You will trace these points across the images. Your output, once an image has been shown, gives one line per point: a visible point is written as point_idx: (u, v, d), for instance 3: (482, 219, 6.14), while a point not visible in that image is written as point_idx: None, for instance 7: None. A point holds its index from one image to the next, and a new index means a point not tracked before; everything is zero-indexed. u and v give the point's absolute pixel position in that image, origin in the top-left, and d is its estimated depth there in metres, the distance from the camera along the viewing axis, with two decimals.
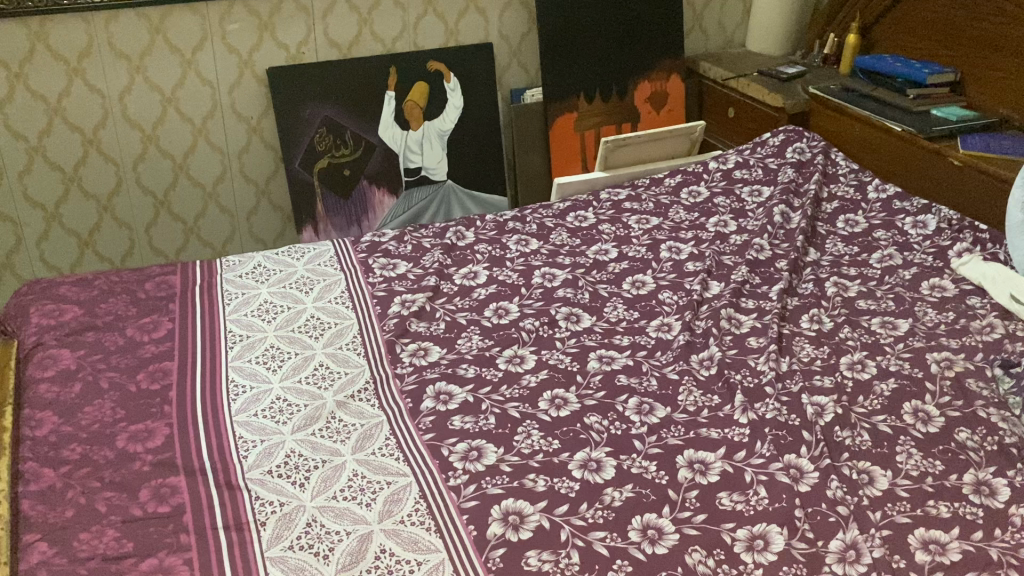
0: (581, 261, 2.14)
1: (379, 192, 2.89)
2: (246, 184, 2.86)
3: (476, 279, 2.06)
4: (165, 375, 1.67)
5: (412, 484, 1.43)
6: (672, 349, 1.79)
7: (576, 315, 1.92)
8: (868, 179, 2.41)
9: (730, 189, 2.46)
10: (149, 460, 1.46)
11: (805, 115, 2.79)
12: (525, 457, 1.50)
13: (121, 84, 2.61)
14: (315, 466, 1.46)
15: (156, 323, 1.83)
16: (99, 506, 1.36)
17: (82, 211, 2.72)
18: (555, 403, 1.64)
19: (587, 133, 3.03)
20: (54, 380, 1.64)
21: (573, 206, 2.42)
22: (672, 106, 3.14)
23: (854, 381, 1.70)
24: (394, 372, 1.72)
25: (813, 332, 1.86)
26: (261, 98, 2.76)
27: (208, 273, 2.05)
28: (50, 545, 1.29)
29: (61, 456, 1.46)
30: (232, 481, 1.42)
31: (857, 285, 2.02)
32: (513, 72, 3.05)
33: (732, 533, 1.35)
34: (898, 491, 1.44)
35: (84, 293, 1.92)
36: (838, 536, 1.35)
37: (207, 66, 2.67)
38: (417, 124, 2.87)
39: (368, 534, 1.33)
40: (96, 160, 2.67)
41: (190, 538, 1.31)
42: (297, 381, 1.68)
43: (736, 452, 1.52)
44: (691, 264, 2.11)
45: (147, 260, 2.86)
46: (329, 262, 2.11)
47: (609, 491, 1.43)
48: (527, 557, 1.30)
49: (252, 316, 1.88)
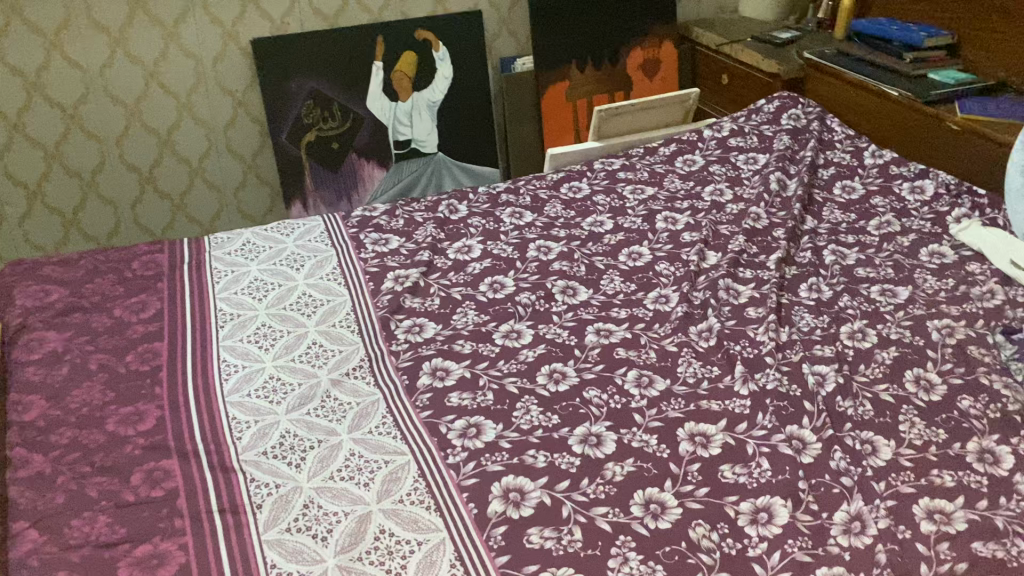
0: (576, 234, 2.11)
1: (368, 165, 2.84)
2: (232, 159, 2.80)
3: (470, 253, 2.03)
4: (154, 356, 1.63)
5: (410, 463, 1.40)
6: (670, 321, 1.77)
7: (572, 288, 1.89)
8: (864, 145, 2.38)
9: (725, 156, 2.42)
10: (141, 443, 1.43)
11: (800, 81, 2.75)
12: (525, 433, 1.48)
13: (102, 58, 2.54)
14: (311, 446, 1.43)
15: (144, 303, 1.79)
16: (91, 491, 1.33)
17: (65, 190, 2.66)
18: (553, 377, 1.62)
19: (579, 102, 2.98)
20: (41, 363, 1.60)
21: (566, 176, 2.39)
22: (665, 73, 3.09)
23: (855, 350, 1.68)
24: (389, 349, 1.69)
25: (812, 301, 1.83)
26: (246, 71, 2.70)
27: (196, 251, 2.00)
28: (41, 533, 1.26)
29: (51, 441, 1.43)
30: (227, 463, 1.40)
31: (855, 252, 2.00)
32: (503, 40, 3.00)
33: (736, 507, 1.34)
34: (902, 461, 1.42)
35: (69, 273, 1.88)
36: (843, 507, 1.34)
37: (190, 39, 2.60)
38: (405, 95, 2.82)
39: (366, 515, 1.30)
40: (78, 137, 2.61)
41: (185, 522, 1.28)
42: (290, 359, 1.65)
43: (737, 424, 1.50)
44: (688, 234, 2.08)
45: (134, 239, 2.80)
46: (320, 238, 2.07)
47: (610, 466, 1.41)
48: (529, 535, 1.28)
49: (243, 294, 1.84)
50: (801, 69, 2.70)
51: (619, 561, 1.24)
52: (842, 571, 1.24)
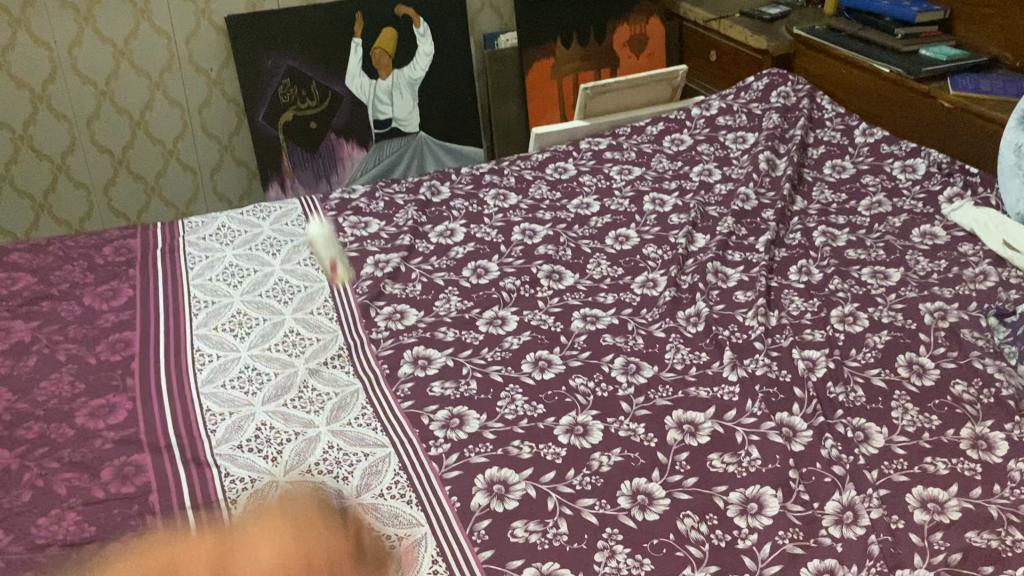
0: (562, 216, 2.06)
1: (348, 145, 2.77)
2: (208, 139, 2.73)
3: (453, 237, 1.97)
4: (125, 345, 1.58)
5: (390, 455, 1.36)
6: (658, 306, 1.73)
7: (558, 273, 1.85)
8: (854, 123, 2.33)
9: (713, 136, 2.37)
10: (111, 437, 1.38)
11: (789, 58, 2.70)
12: (509, 423, 1.44)
13: (70, 35, 2.46)
14: (288, 439, 1.39)
15: (115, 290, 1.73)
16: (58, 488, 1.28)
17: (35, 171, 2.58)
18: (538, 365, 1.57)
19: (564, 80, 2.92)
20: (8, 354, 1.55)
21: (552, 157, 2.33)
22: (651, 50, 3.03)
23: (846, 334, 1.65)
24: (369, 337, 1.64)
25: (802, 284, 1.80)
26: (221, 48, 2.63)
27: (169, 235, 1.94)
28: (5, 533, 1.21)
29: (17, 435, 1.38)
30: (200, 457, 1.35)
31: (846, 234, 1.96)
32: (486, 16, 2.93)
33: (725, 497, 1.30)
34: (895, 448, 1.39)
35: (37, 260, 1.82)
36: (834, 497, 1.31)
37: (161, 16, 2.53)
38: (385, 72, 2.75)
39: (345, 510, 1.26)
40: (47, 118, 2.53)
41: (156, 519, 1.24)
42: (267, 348, 1.60)
43: (726, 412, 1.46)
44: (675, 216, 2.04)
45: (108, 222, 2.72)
46: (298, 221, 2.01)
47: (597, 456, 1.37)
48: (514, 528, 1.24)
49: (217, 281, 1.78)
50: (790, 46, 2.64)
51: (606, 555, 1.21)
52: (834, 564, 1.21)
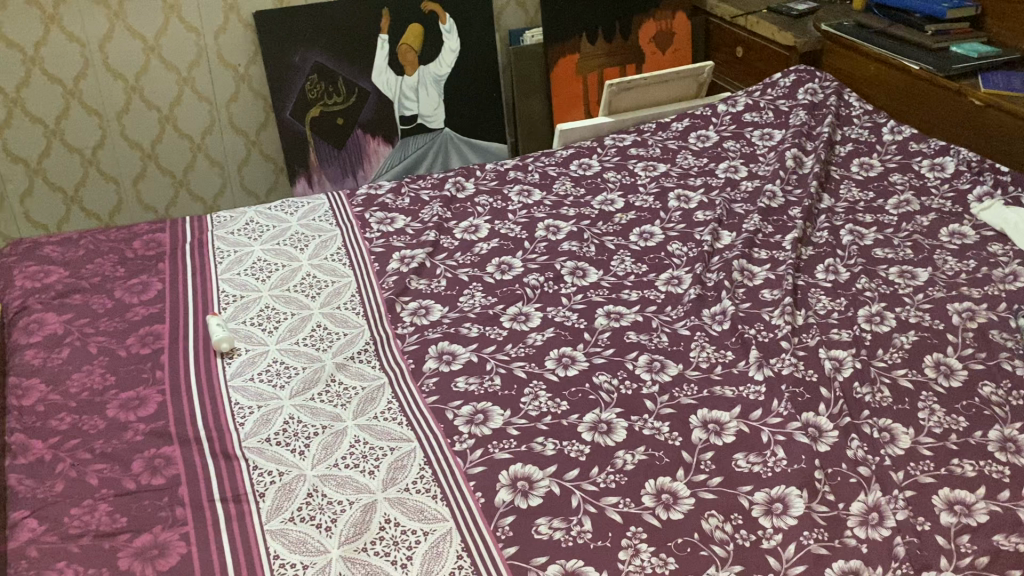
0: (586, 212, 2.06)
1: (374, 141, 2.78)
2: (235, 134, 2.75)
3: (477, 233, 1.98)
4: (156, 339, 1.60)
5: (416, 450, 1.37)
6: (683, 303, 1.73)
7: (582, 269, 1.85)
8: (882, 120, 2.31)
9: (740, 132, 2.36)
10: (141, 429, 1.40)
11: (816, 54, 2.67)
12: (532, 420, 1.44)
13: (101, 31, 2.49)
14: (316, 433, 1.41)
15: (145, 284, 1.75)
16: (91, 479, 1.31)
17: (66, 166, 2.61)
18: (562, 361, 1.58)
19: (589, 76, 2.91)
20: (42, 346, 1.57)
21: (576, 153, 2.33)
22: (677, 46, 3.01)
23: (873, 334, 1.64)
24: (395, 332, 1.66)
25: (829, 283, 1.79)
26: (249, 44, 2.65)
27: (198, 229, 1.97)
28: (40, 522, 1.23)
29: (50, 426, 1.40)
30: (229, 450, 1.37)
31: (873, 233, 1.94)
32: (511, 12, 2.93)
33: (750, 497, 1.30)
34: (921, 450, 1.38)
35: (68, 253, 1.84)
36: (860, 498, 1.30)
37: (190, 11, 2.55)
38: (411, 68, 2.76)
39: (371, 504, 1.27)
40: (78, 112, 2.56)
41: (186, 511, 1.26)
42: (294, 342, 1.62)
43: (752, 411, 1.46)
44: (701, 213, 2.03)
45: (137, 216, 2.75)
46: (324, 217, 2.03)
47: (621, 454, 1.37)
48: (537, 525, 1.25)
49: (245, 276, 1.80)
50: (818, 43, 2.61)
51: (630, 554, 1.21)
52: (859, 565, 1.21)
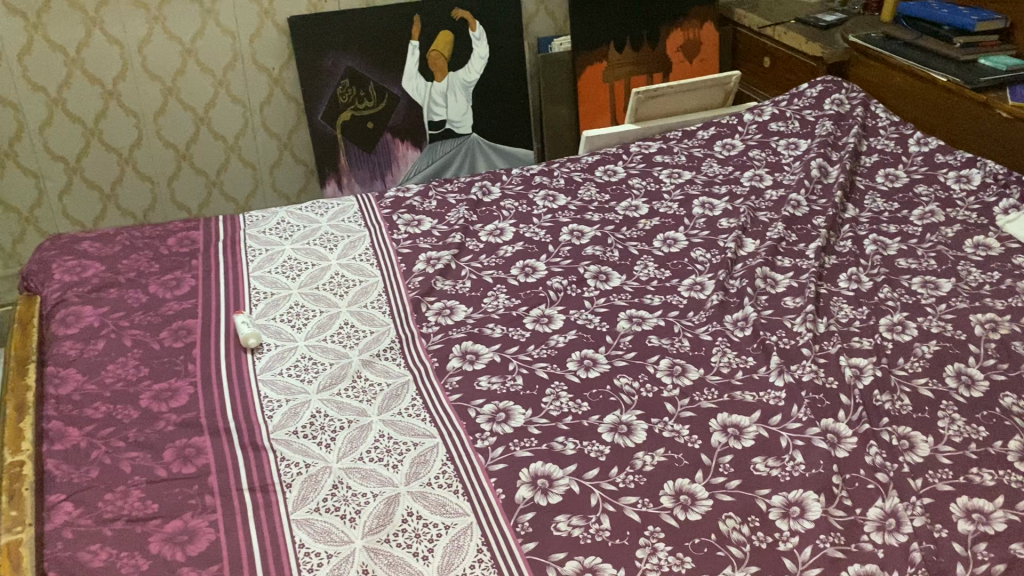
0: (610, 218, 2.08)
1: (403, 145, 2.82)
2: (267, 136, 2.80)
3: (502, 236, 2.01)
4: (188, 333, 1.64)
5: (438, 446, 1.40)
6: (705, 309, 1.74)
7: (605, 273, 1.87)
8: (909, 132, 2.31)
9: (765, 141, 2.37)
10: (173, 420, 1.44)
11: (844, 65, 2.68)
12: (553, 419, 1.47)
13: (141, 34, 2.53)
14: (341, 427, 1.44)
15: (178, 280, 1.80)
16: (124, 466, 1.35)
17: (103, 165, 2.66)
18: (584, 364, 1.60)
19: (616, 84, 2.94)
20: (78, 338, 1.62)
21: (602, 160, 2.35)
22: (705, 55, 3.03)
23: (894, 343, 1.64)
24: (420, 331, 1.69)
25: (851, 291, 1.80)
26: (283, 48, 2.70)
27: (231, 228, 2.01)
28: (75, 506, 1.27)
29: (85, 415, 1.45)
30: (257, 442, 1.40)
31: (897, 243, 1.95)
32: (540, 20, 2.96)
33: (767, 500, 1.32)
34: (940, 458, 1.39)
35: (105, 249, 1.89)
36: (877, 503, 1.31)
37: (227, 16, 2.59)
38: (441, 74, 2.80)
39: (394, 497, 1.30)
40: (116, 113, 2.61)
41: (216, 499, 1.30)
42: (322, 339, 1.65)
43: (772, 416, 1.47)
44: (725, 220, 2.05)
45: (170, 214, 2.80)
46: (353, 218, 2.07)
47: (640, 455, 1.39)
48: (557, 522, 1.27)
49: (276, 274, 1.84)
50: (845, 54, 2.62)
51: (647, 552, 1.23)
52: (874, 569, 1.22)
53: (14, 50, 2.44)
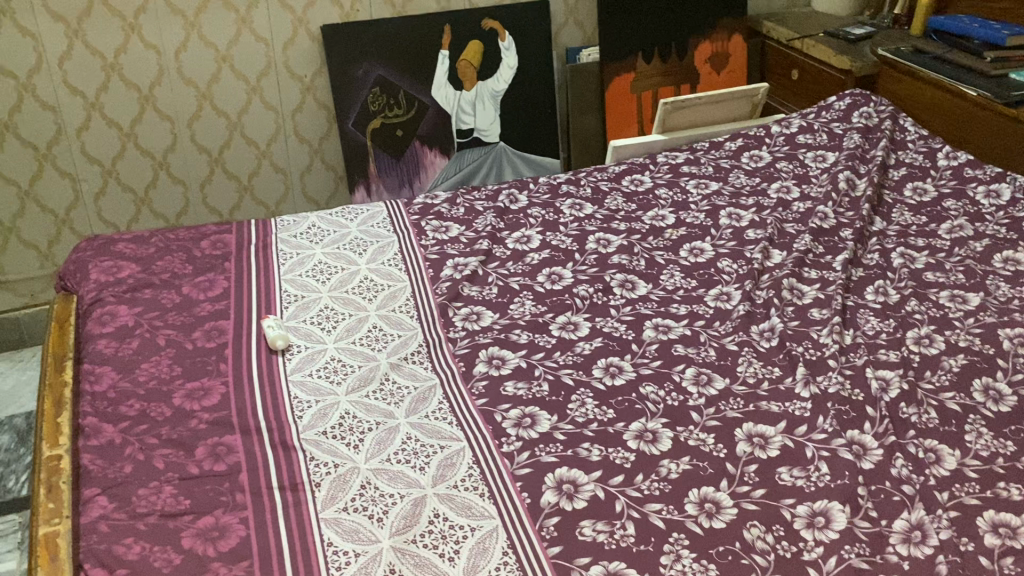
0: (637, 227, 2.09)
1: (431, 153, 2.85)
2: (299, 143, 2.84)
3: (529, 243, 2.03)
4: (220, 333, 1.67)
5: (465, 449, 1.42)
6: (731, 319, 1.75)
7: (631, 282, 1.88)
8: (937, 146, 2.31)
9: (793, 153, 2.38)
10: (205, 418, 1.47)
11: (872, 79, 2.68)
12: (579, 425, 1.48)
13: (177, 40, 2.58)
14: (369, 428, 1.46)
15: (211, 282, 1.83)
16: (157, 462, 1.37)
17: (138, 168, 2.71)
18: (609, 371, 1.61)
19: (644, 95, 2.95)
20: (113, 336, 1.65)
21: (629, 169, 2.36)
22: (733, 67, 3.04)
23: (921, 356, 1.64)
24: (447, 336, 1.71)
25: (878, 304, 1.79)
26: (316, 56, 2.74)
27: (262, 232, 2.04)
28: (110, 500, 1.30)
29: (120, 412, 1.48)
30: (287, 441, 1.42)
31: (925, 256, 1.95)
32: (569, 30, 2.97)
33: (792, 510, 1.32)
34: (967, 472, 1.39)
35: (140, 250, 1.93)
36: (903, 516, 1.31)
37: (261, 23, 2.64)
38: (470, 84, 2.83)
39: (421, 498, 1.32)
40: (152, 117, 2.66)
41: (246, 497, 1.32)
42: (351, 342, 1.68)
43: (797, 427, 1.47)
44: (752, 231, 2.05)
45: (202, 218, 2.84)
46: (382, 224, 2.10)
47: (665, 463, 1.40)
48: (582, 527, 1.28)
49: (307, 277, 1.87)
50: (874, 67, 2.62)
51: (672, 559, 1.24)
52: None
53: (54, 55, 2.49)
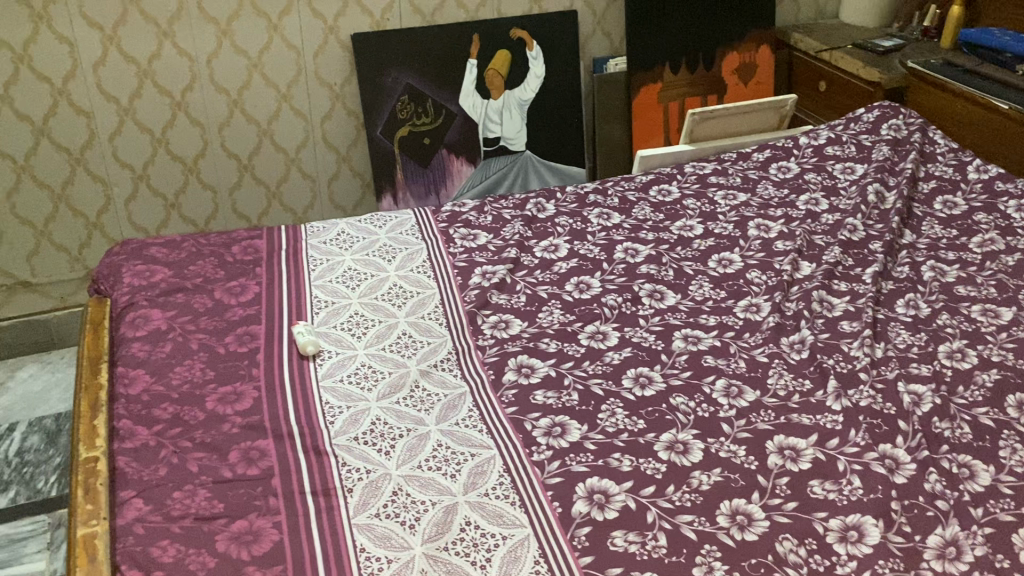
0: (665, 237, 2.09)
1: (458, 161, 2.86)
2: (327, 150, 2.86)
3: (557, 252, 2.03)
4: (252, 338, 1.69)
5: (496, 457, 1.42)
6: (761, 331, 1.74)
7: (659, 292, 1.88)
8: (968, 159, 2.30)
9: (821, 165, 2.37)
10: (238, 422, 1.48)
11: (901, 91, 2.67)
12: (610, 435, 1.48)
13: (209, 47, 2.61)
14: (400, 435, 1.47)
15: (242, 287, 1.84)
16: (191, 466, 1.39)
17: (169, 174, 2.74)
18: (639, 381, 1.61)
19: (670, 105, 2.95)
20: (146, 340, 1.67)
21: (656, 179, 2.37)
22: (760, 78, 3.03)
23: (954, 370, 1.63)
24: (475, 344, 1.72)
25: (909, 317, 1.79)
26: (345, 64, 2.76)
27: (293, 238, 2.06)
28: (145, 502, 1.31)
29: (154, 415, 1.49)
30: (320, 446, 1.43)
31: (956, 270, 1.94)
32: (597, 40, 2.98)
33: (825, 523, 1.31)
34: (1001, 488, 1.38)
35: (172, 255, 1.94)
36: (936, 531, 1.30)
37: (293, 31, 2.66)
38: (497, 92, 2.84)
39: (453, 506, 1.32)
40: (183, 123, 2.68)
41: (279, 501, 1.33)
42: (381, 348, 1.69)
43: (829, 440, 1.47)
44: (781, 243, 2.04)
45: (231, 224, 2.87)
46: (411, 231, 2.11)
47: (697, 474, 1.40)
48: (614, 537, 1.28)
49: (337, 283, 1.88)
50: (903, 79, 2.61)
51: (704, 570, 1.24)
52: None
53: (89, 61, 2.52)
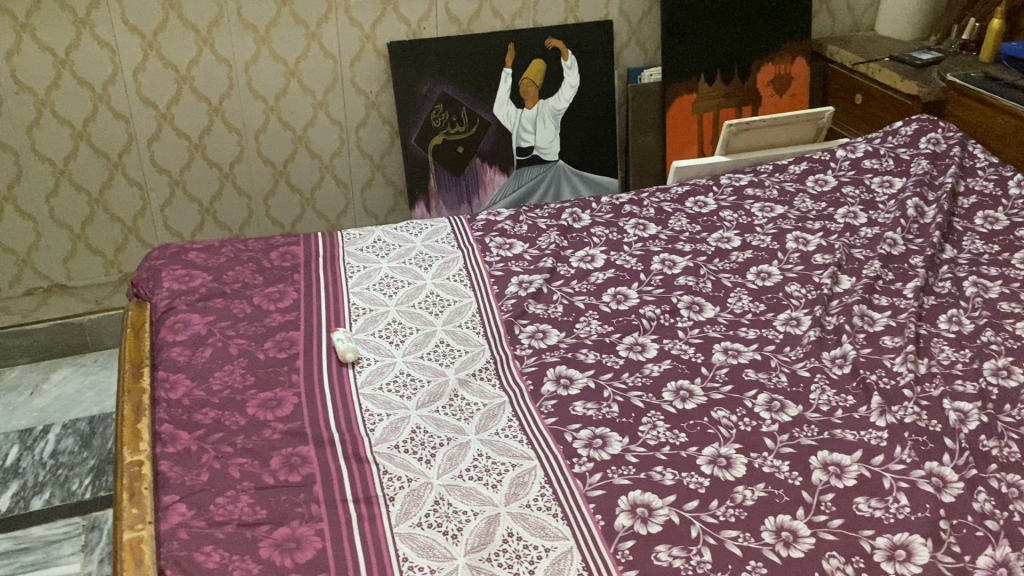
0: (702, 249, 2.08)
1: (491, 169, 2.87)
2: (361, 157, 2.87)
3: (594, 263, 2.02)
4: (291, 344, 1.69)
5: (537, 468, 1.41)
6: (802, 344, 1.73)
7: (698, 304, 1.87)
8: (1009, 173, 2.27)
9: (859, 178, 2.35)
10: (279, 428, 1.48)
11: (940, 104, 2.64)
12: (651, 448, 1.47)
13: (248, 54, 2.62)
14: (441, 444, 1.46)
15: (281, 293, 1.85)
16: (233, 472, 1.39)
17: (205, 179, 2.75)
18: (680, 395, 1.60)
19: (704, 116, 2.94)
20: (186, 344, 1.67)
21: (692, 190, 2.35)
22: (795, 90, 3.02)
23: (1000, 388, 1.61)
24: (513, 353, 1.72)
25: (952, 333, 1.77)
26: (381, 73, 2.77)
27: (330, 245, 2.06)
28: (188, 507, 1.31)
29: (195, 420, 1.49)
30: (360, 454, 1.43)
31: (999, 286, 1.91)
32: (631, 50, 2.97)
33: (872, 541, 1.29)
34: None
35: (210, 259, 1.95)
36: (987, 552, 1.28)
37: (330, 39, 2.67)
38: (531, 102, 2.84)
39: (495, 516, 1.32)
40: (219, 129, 2.70)
41: (321, 508, 1.33)
42: (419, 356, 1.69)
43: (874, 456, 1.45)
44: (820, 256, 2.03)
45: (265, 230, 2.88)
46: (447, 239, 2.11)
47: (740, 489, 1.38)
48: (658, 552, 1.27)
49: (374, 290, 1.89)
50: (942, 92, 2.59)
51: None
52: None
53: (130, 66, 2.55)
